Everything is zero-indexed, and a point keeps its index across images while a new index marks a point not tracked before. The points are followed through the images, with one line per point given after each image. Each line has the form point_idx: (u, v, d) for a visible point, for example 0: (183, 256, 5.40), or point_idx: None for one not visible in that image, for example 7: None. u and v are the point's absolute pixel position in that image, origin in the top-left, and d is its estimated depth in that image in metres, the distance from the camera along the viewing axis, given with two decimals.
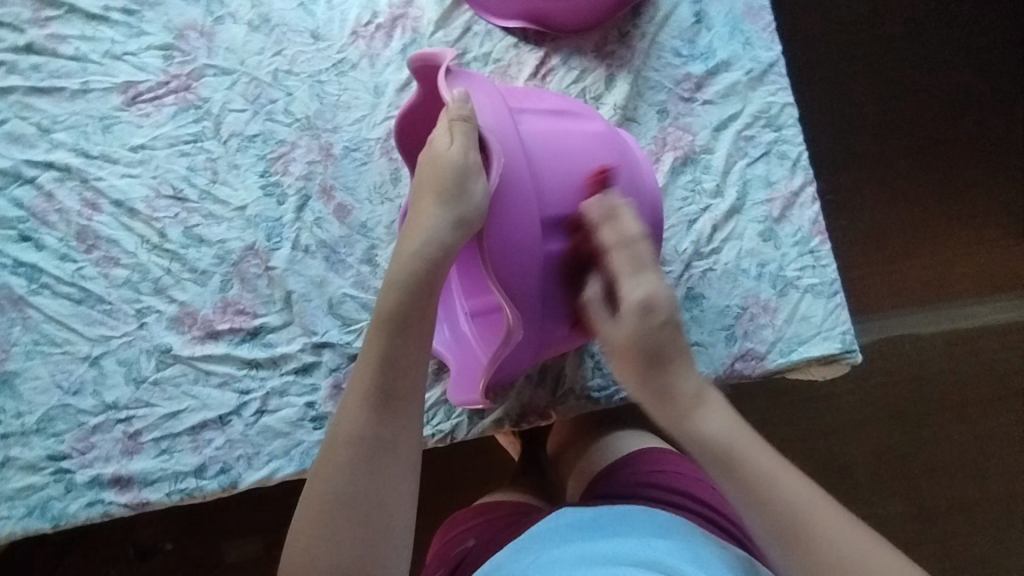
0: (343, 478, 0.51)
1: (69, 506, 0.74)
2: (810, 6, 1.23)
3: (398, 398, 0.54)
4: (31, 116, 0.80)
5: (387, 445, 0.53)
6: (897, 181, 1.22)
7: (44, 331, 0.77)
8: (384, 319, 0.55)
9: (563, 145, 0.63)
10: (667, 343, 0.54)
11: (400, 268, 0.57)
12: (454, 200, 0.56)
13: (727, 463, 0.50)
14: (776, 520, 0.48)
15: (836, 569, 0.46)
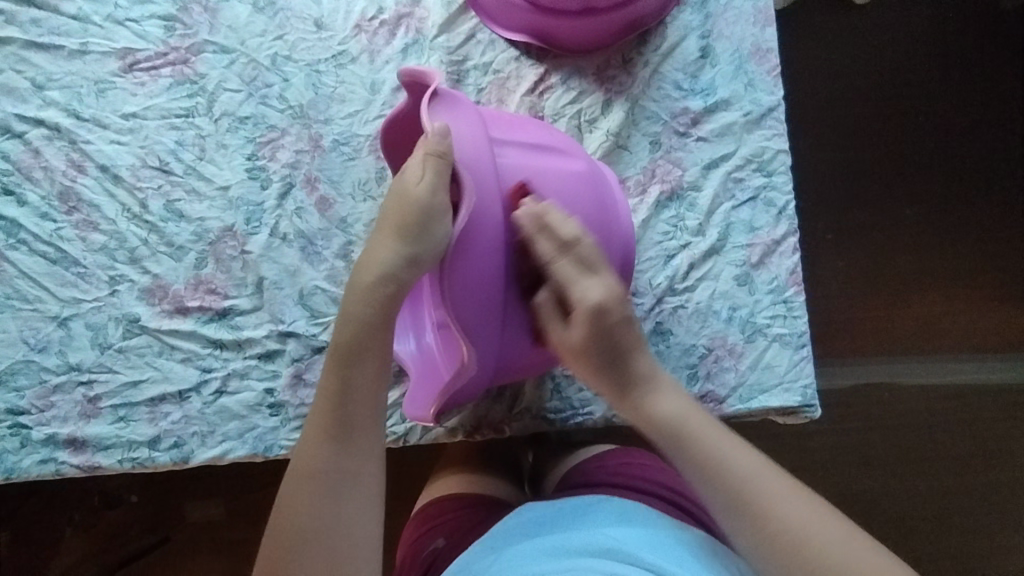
0: (310, 507, 0.52)
1: (22, 461, 0.75)
2: (825, 46, 1.23)
3: (359, 427, 0.55)
4: (27, 71, 0.80)
5: (347, 474, 0.53)
6: (892, 233, 1.21)
7: (17, 286, 0.78)
8: (340, 353, 0.57)
9: (541, 186, 0.63)
10: (624, 338, 0.57)
11: (354, 305, 0.58)
12: (416, 240, 0.56)
13: (710, 471, 0.52)
14: (727, 491, 0.51)
15: (791, 538, 0.48)
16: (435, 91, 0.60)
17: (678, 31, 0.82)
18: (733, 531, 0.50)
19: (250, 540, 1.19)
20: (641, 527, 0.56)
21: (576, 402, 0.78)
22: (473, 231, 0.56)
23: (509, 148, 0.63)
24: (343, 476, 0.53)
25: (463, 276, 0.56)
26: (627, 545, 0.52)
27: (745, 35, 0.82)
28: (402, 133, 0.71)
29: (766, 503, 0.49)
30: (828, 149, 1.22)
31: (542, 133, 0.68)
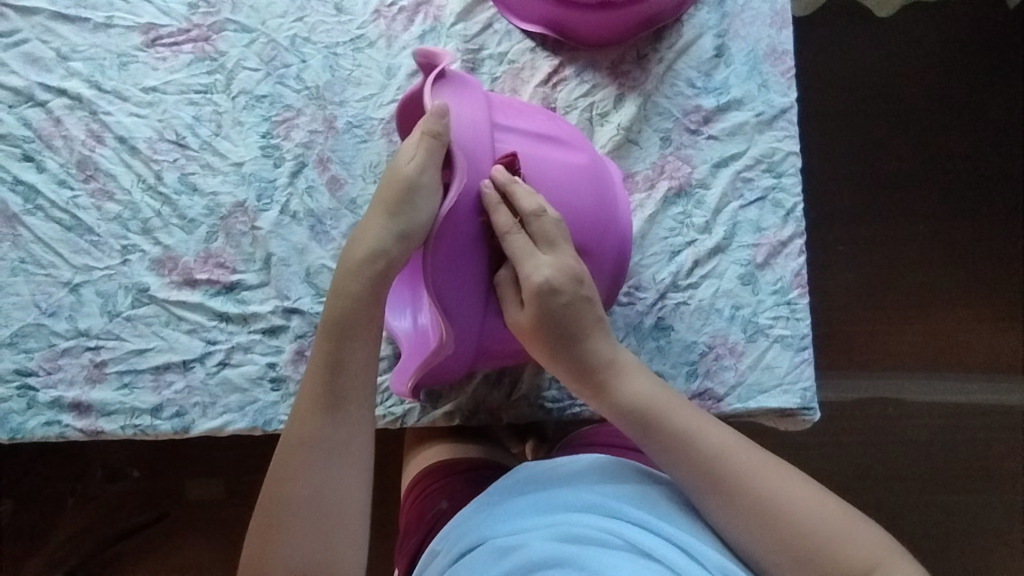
0: (305, 476, 0.55)
1: (27, 422, 0.77)
2: (844, 55, 1.23)
3: (348, 400, 0.58)
4: (52, 42, 0.82)
5: (337, 447, 0.57)
6: (902, 245, 1.21)
7: (32, 251, 0.80)
8: (335, 326, 0.59)
9: (537, 174, 0.64)
10: (573, 318, 0.61)
11: (344, 286, 0.60)
12: (401, 217, 0.59)
13: (682, 450, 0.59)
14: (699, 469, 0.58)
15: (766, 506, 0.55)
16: (441, 73, 0.61)
17: (694, 29, 0.82)
18: (713, 508, 0.58)
19: (247, 518, 1.20)
20: (632, 482, 0.62)
21: (575, 393, 0.78)
22: (454, 218, 0.57)
23: (511, 135, 0.64)
24: (332, 448, 0.56)
25: (444, 261, 0.58)
26: (614, 501, 0.59)
27: (761, 36, 0.82)
28: (411, 115, 0.72)
29: (743, 476, 0.57)
30: (840, 159, 1.22)
31: (547, 121, 0.68)
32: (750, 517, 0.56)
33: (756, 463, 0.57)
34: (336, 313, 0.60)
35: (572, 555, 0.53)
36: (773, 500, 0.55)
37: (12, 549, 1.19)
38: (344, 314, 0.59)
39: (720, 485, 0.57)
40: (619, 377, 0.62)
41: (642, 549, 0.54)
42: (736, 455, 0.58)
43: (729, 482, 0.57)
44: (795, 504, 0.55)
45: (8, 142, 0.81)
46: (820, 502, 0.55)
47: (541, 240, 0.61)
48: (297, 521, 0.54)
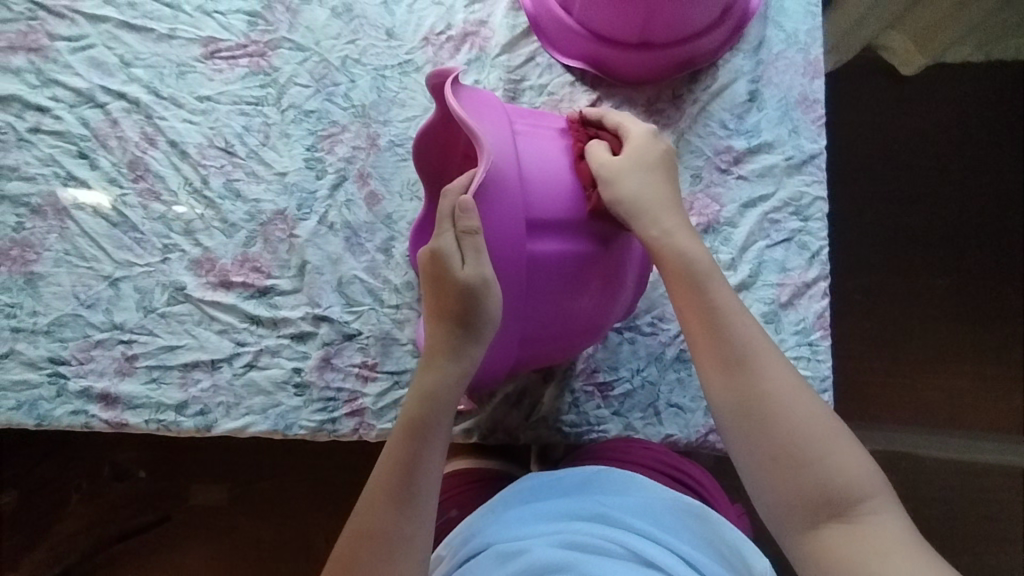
0: (384, 517, 0.61)
1: (55, 409, 0.78)
2: (870, 109, 1.26)
3: (419, 479, 0.62)
4: (117, 48, 0.87)
5: (408, 498, 0.61)
6: (922, 298, 1.21)
7: (77, 244, 0.83)
8: (435, 350, 0.65)
9: (558, 159, 0.68)
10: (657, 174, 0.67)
11: (430, 346, 0.65)
12: (481, 287, 0.61)
13: (705, 319, 0.62)
14: (721, 332, 0.62)
15: (766, 388, 0.59)
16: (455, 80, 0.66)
17: (729, 74, 0.85)
18: (721, 388, 0.61)
19: (251, 527, 1.19)
20: (636, 497, 0.67)
21: (593, 419, 0.79)
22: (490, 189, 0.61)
23: (527, 129, 0.69)
24: (402, 510, 0.61)
25: (487, 232, 0.62)
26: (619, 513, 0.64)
27: (794, 84, 0.85)
28: (440, 134, 0.76)
29: (754, 355, 0.60)
30: (865, 208, 1.24)
31: (562, 121, 0.74)
32: (754, 408, 0.59)
33: (783, 374, 0.60)
34: (425, 369, 0.65)
35: (570, 561, 0.57)
36: (774, 396, 0.59)
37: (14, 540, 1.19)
38: (431, 379, 0.64)
39: (738, 364, 0.60)
40: (668, 231, 0.65)
41: (642, 556, 0.59)
42: (764, 361, 0.60)
43: (757, 378, 0.60)
44: (801, 414, 0.58)
45: (65, 139, 0.85)
46: (827, 424, 0.58)
47: (625, 126, 0.68)
48: (380, 539, 0.60)
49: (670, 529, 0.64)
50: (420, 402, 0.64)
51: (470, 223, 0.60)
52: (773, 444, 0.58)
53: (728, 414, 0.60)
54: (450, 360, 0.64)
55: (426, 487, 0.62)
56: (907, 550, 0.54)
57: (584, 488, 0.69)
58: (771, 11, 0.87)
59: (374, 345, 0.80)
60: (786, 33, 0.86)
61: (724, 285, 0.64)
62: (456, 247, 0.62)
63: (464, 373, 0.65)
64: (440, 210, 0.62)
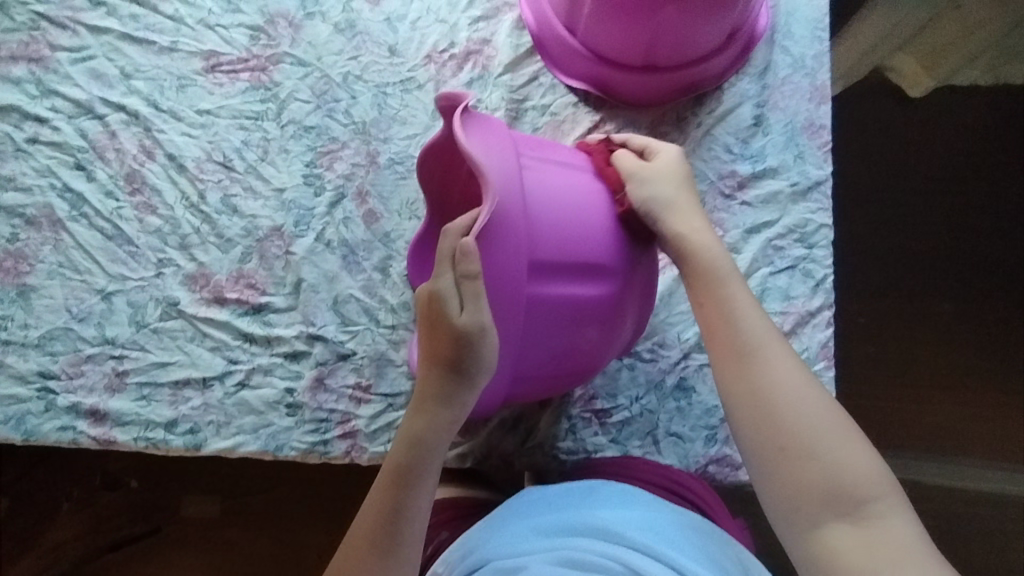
0: (370, 564, 0.63)
1: (42, 425, 0.77)
2: (877, 132, 1.24)
3: (404, 528, 0.63)
4: (118, 60, 0.86)
5: (394, 546, 0.63)
6: (926, 324, 1.19)
7: (71, 256, 0.82)
8: (428, 395, 0.64)
9: (565, 197, 0.65)
10: (672, 185, 0.67)
11: (422, 388, 0.65)
12: (474, 340, 0.60)
13: (714, 303, 0.65)
14: (727, 316, 0.64)
15: (773, 364, 0.62)
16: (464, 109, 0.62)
17: (734, 97, 0.84)
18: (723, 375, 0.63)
19: (241, 543, 1.17)
20: (635, 508, 0.64)
21: (590, 446, 0.77)
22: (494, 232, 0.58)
23: (535, 162, 0.66)
24: (385, 558, 0.62)
25: (488, 277, 0.59)
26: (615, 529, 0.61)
27: (800, 109, 0.84)
28: (440, 153, 0.74)
29: (761, 334, 0.63)
30: (871, 232, 1.22)
31: (570, 151, 0.71)
32: (757, 388, 0.61)
33: (791, 377, 0.61)
34: (415, 414, 0.65)
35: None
36: (779, 369, 0.62)
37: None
38: (420, 425, 0.64)
39: (743, 345, 0.63)
40: (682, 230, 0.66)
41: None
42: (778, 360, 0.62)
43: (766, 381, 0.61)
44: (804, 392, 0.61)
45: (63, 150, 0.84)
46: (826, 400, 0.61)
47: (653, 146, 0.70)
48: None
49: (676, 542, 0.61)
50: (409, 449, 0.64)
51: (470, 270, 0.57)
52: (780, 440, 0.60)
53: (744, 416, 0.61)
54: (440, 408, 0.64)
55: (410, 535, 0.63)
56: (913, 555, 0.57)
57: (586, 496, 0.66)
58: (778, 35, 0.86)
59: (368, 366, 0.79)
60: (792, 57, 0.85)
61: (738, 282, 0.65)
62: (454, 293, 0.60)
63: (455, 419, 0.64)
64: (440, 250, 0.60)
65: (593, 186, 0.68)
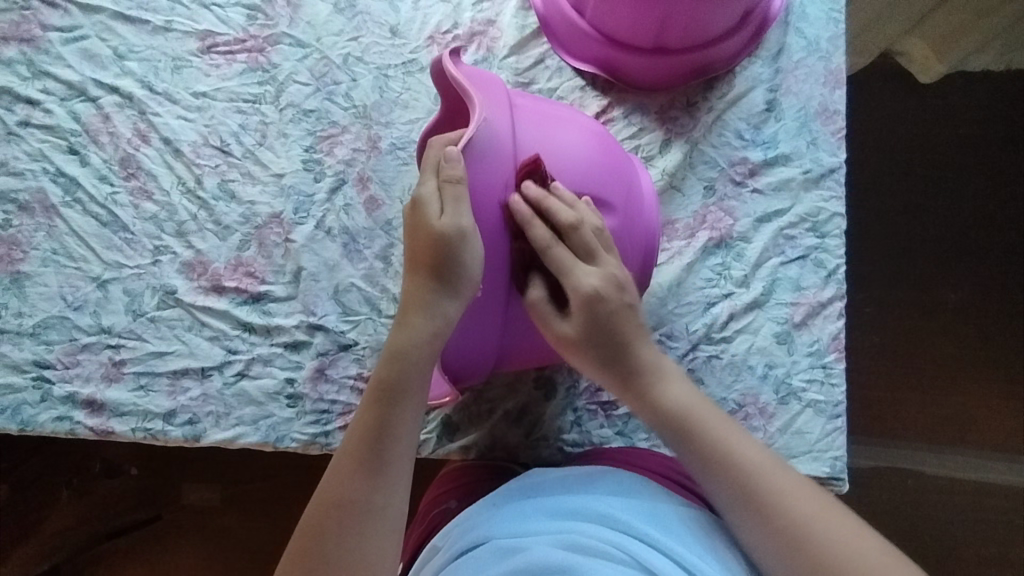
0: (353, 485, 0.56)
1: (39, 415, 0.76)
2: (890, 115, 1.22)
3: (392, 446, 0.58)
4: (110, 40, 0.84)
5: (381, 466, 0.57)
6: (936, 314, 1.18)
7: (65, 243, 0.80)
8: (409, 305, 0.59)
9: (555, 134, 0.64)
10: (617, 321, 0.60)
11: (405, 300, 0.60)
12: (457, 242, 0.56)
13: (690, 441, 0.59)
14: (700, 449, 0.58)
15: (751, 491, 0.56)
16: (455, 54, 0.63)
17: (746, 82, 0.82)
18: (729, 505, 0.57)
19: (242, 530, 1.16)
20: (643, 497, 0.61)
21: (595, 438, 0.76)
22: (479, 149, 0.57)
23: (526, 103, 0.65)
24: (372, 481, 0.57)
25: (473, 187, 0.57)
26: (624, 515, 0.58)
27: (814, 94, 0.81)
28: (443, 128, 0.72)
29: (743, 467, 0.57)
30: (881, 220, 1.20)
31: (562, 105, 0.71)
32: (738, 496, 0.57)
33: (769, 471, 0.57)
34: (399, 326, 0.59)
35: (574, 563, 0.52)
36: (763, 492, 0.56)
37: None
38: (404, 337, 0.59)
39: (721, 470, 0.57)
40: (651, 385, 0.61)
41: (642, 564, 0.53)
42: (707, 420, 0.59)
43: (761, 490, 0.56)
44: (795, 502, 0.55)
45: (55, 134, 0.82)
46: (823, 505, 0.55)
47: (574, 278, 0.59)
48: (347, 508, 0.56)
49: (678, 535, 0.57)
50: (391, 363, 0.59)
51: (453, 172, 0.55)
52: (779, 520, 0.55)
53: (729, 496, 0.57)
54: (422, 318, 0.58)
55: (399, 455, 0.58)
56: None
57: (589, 485, 0.63)
58: (792, 17, 0.83)
59: (370, 356, 0.77)
60: (807, 40, 0.82)
61: (718, 414, 0.60)
62: (436, 196, 0.57)
63: (440, 332, 0.59)
64: (427, 160, 0.58)
65: (590, 129, 0.67)
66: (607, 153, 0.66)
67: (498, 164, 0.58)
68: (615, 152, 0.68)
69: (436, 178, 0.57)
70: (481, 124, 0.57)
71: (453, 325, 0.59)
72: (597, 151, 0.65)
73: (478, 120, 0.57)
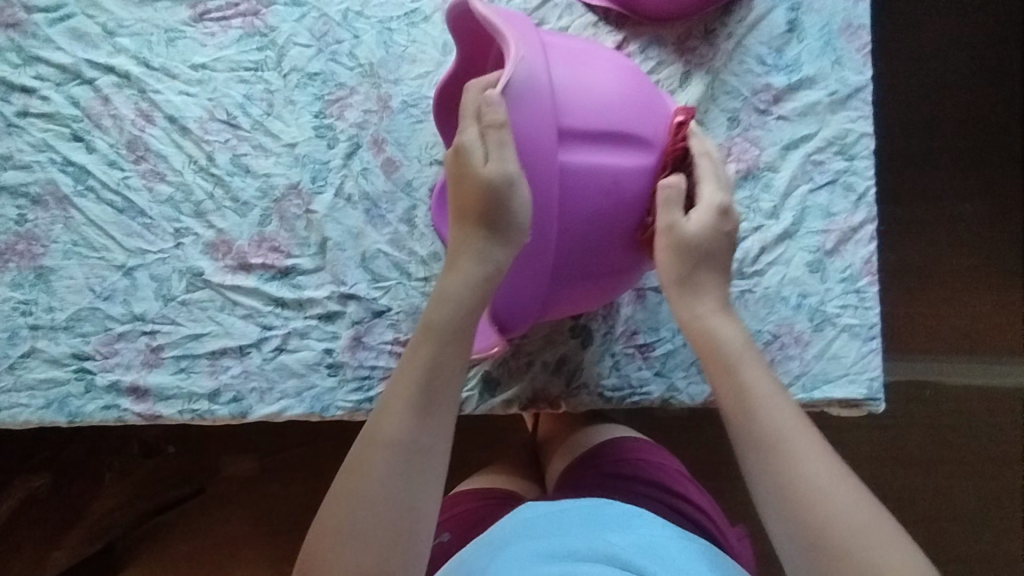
0: (401, 421, 0.53)
1: (86, 405, 0.76)
2: (910, 21, 1.16)
3: (442, 386, 0.55)
4: (97, 15, 0.80)
5: (433, 405, 0.54)
6: (954, 226, 1.17)
7: (84, 234, 0.78)
8: (460, 251, 0.58)
9: (589, 70, 0.61)
10: (717, 251, 0.61)
11: (455, 248, 0.59)
12: (504, 186, 0.55)
13: (722, 372, 0.57)
14: (727, 384, 0.56)
15: (770, 439, 0.52)
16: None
17: (765, 2, 0.78)
18: (740, 448, 0.54)
19: (286, 495, 1.20)
20: (641, 533, 0.58)
21: (635, 380, 0.77)
22: (521, 87, 0.54)
23: (556, 42, 0.63)
24: (422, 418, 0.54)
25: (515, 131, 0.55)
26: (627, 552, 0.55)
27: (837, 8, 0.78)
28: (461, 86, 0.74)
29: (762, 410, 0.54)
30: (900, 134, 1.17)
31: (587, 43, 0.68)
32: (753, 438, 0.53)
33: (790, 420, 0.53)
34: (449, 272, 0.59)
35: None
36: (778, 436, 0.52)
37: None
38: (453, 281, 0.58)
39: (744, 408, 0.55)
40: (706, 317, 0.60)
41: None
42: (743, 365, 0.57)
43: (773, 434, 0.53)
44: (807, 455, 0.51)
45: (56, 122, 0.79)
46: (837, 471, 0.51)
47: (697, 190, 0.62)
48: (394, 446, 0.52)
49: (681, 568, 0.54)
50: (442, 305, 0.57)
51: (493, 117, 0.54)
52: (784, 479, 0.51)
53: (740, 432, 0.54)
54: (472, 263, 0.58)
55: (449, 396, 0.55)
56: None
57: (582, 522, 0.59)
58: None
59: (405, 320, 0.77)
60: None
61: (759, 366, 0.57)
62: (479, 142, 0.56)
63: (490, 278, 0.58)
64: (465, 108, 0.57)
65: (623, 65, 0.65)
66: (641, 88, 0.64)
67: (541, 101, 0.55)
68: (650, 88, 0.65)
69: (477, 125, 0.56)
70: (518, 62, 0.54)
71: (503, 272, 0.58)
72: (633, 87, 0.63)
73: (515, 59, 0.54)
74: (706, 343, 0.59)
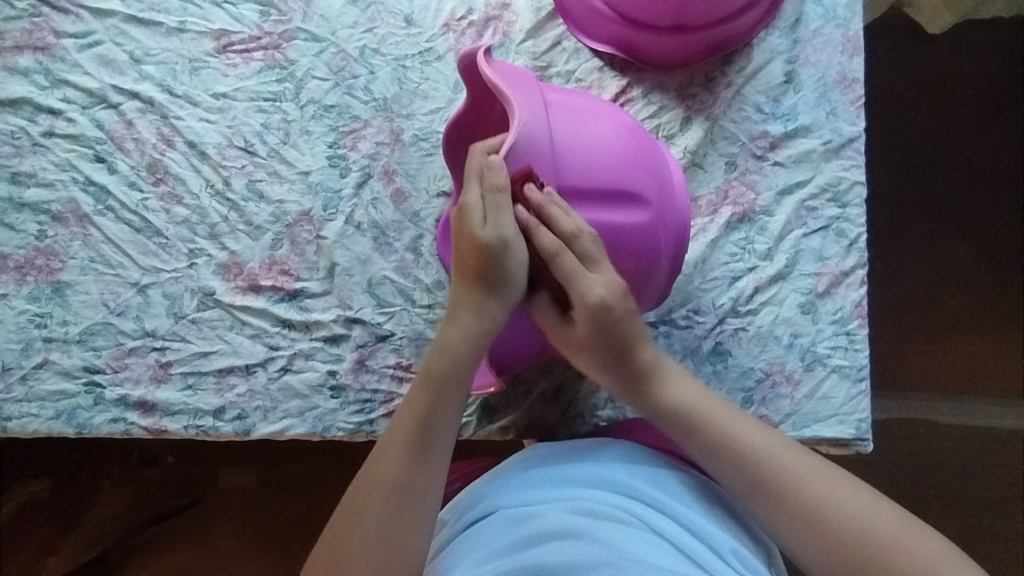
0: (397, 465, 0.56)
1: (94, 418, 0.78)
2: (907, 69, 1.20)
3: (436, 433, 0.58)
4: (125, 44, 0.84)
5: (426, 451, 0.57)
6: (946, 267, 1.19)
7: (102, 251, 0.81)
8: (459, 302, 0.61)
9: (587, 127, 0.65)
10: (615, 304, 0.60)
11: (454, 298, 0.62)
12: (503, 245, 0.58)
13: (694, 430, 0.60)
14: (683, 415, 0.60)
15: (750, 462, 0.57)
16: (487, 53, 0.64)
17: (764, 54, 0.82)
18: (739, 490, 0.57)
19: (280, 509, 1.21)
20: (650, 465, 0.61)
21: (629, 413, 0.79)
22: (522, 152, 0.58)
23: (559, 99, 0.66)
24: (417, 463, 0.56)
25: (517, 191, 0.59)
26: (633, 481, 0.58)
27: (832, 63, 0.82)
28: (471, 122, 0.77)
29: (744, 446, 0.57)
30: (895, 178, 1.20)
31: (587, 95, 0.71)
32: (741, 471, 0.57)
33: (768, 442, 0.57)
34: (447, 322, 0.61)
35: (585, 527, 0.52)
36: (757, 454, 0.57)
37: (37, 541, 1.18)
38: (451, 332, 0.60)
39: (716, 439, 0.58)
40: (657, 385, 0.62)
41: (652, 526, 0.54)
42: (706, 410, 0.60)
43: (760, 466, 0.56)
44: (792, 471, 0.55)
45: (80, 143, 0.83)
46: (829, 478, 0.55)
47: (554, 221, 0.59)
48: (390, 489, 0.55)
49: (681, 499, 0.58)
50: (441, 353, 0.60)
51: (496, 179, 0.58)
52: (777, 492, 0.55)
53: (734, 481, 0.57)
54: (470, 315, 0.60)
55: (444, 441, 0.58)
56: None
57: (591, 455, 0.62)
58: None
59: (407, 346, 0.80)
60: (824, 8, 0.82)
61: (718, 405, 0.60)
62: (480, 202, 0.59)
63: (488, 329, 0.60)
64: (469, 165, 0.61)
65: (620, 119, 0.68)
66: (637, 143, 0.67)
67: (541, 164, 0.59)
68: (645, 141, 0.69)
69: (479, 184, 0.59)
70: (521, 127, 0.58)
71: (499, 324, 0.61)
72: (628, 141, 0.66)
73: (518, 124, 0.58)
74: (662, 416, 0.62)
